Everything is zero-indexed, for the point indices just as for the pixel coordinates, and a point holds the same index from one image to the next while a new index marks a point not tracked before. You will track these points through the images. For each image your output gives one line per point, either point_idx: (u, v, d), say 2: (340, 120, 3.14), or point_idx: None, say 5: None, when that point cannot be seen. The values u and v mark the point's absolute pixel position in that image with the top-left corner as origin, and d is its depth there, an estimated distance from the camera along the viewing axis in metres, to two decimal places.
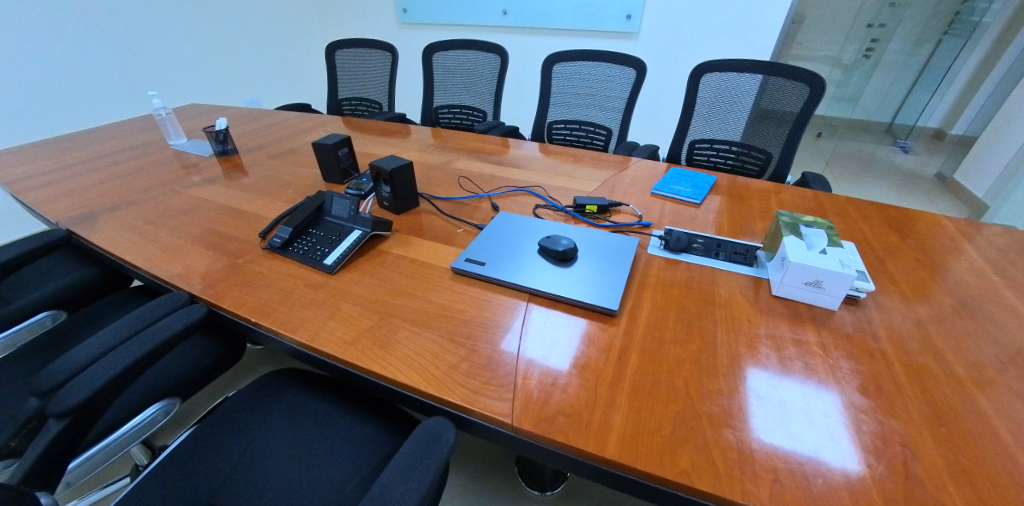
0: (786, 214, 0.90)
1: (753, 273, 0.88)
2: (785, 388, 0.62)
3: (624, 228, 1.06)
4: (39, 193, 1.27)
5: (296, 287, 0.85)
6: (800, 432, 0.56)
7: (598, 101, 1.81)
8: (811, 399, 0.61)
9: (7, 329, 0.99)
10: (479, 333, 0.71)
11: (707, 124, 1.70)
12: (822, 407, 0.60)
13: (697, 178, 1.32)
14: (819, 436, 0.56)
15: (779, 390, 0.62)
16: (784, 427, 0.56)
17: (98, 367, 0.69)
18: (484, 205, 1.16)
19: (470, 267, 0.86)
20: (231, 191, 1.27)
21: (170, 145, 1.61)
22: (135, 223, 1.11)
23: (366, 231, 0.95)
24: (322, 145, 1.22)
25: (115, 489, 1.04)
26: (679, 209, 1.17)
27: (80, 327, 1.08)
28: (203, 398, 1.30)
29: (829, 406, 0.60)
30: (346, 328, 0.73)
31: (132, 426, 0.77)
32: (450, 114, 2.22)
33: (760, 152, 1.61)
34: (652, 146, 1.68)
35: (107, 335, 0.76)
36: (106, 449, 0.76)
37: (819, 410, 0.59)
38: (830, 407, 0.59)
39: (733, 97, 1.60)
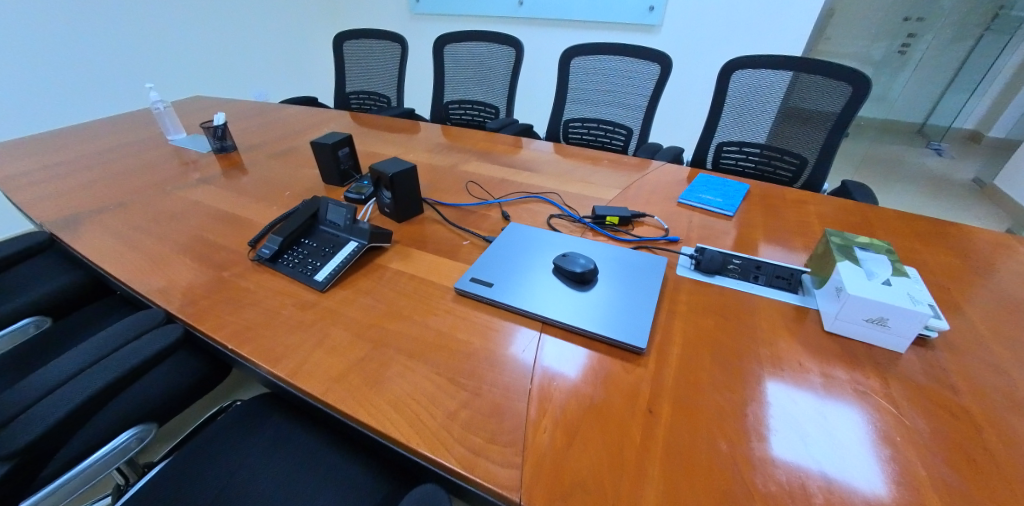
0: (835, 234, 0.80)
1: (798, 302, 0.77)
2: (807, 405, 0.57)
3: (648, 243, 0.95)
4: (30, 192, 1.21)
5: (281, 305, 0.77)
6: (821, 448, 0.52)
7: (618, 99, 1.69)
8: (831, 415, 0.56)
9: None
10: (484, 372, 0.61)
11: (736, 125, 1.56)
12: (843, 421, 0.55)
13: (726, 186, 1.21)
14: (846, 456, 0.51)
15: (799, 403, 0.57)
16: (807, 444, 0.52)
17: (51, 403, 0.62)
18: (494, 213, 1.07)
19: (476, 288, 0.77)
20: (227, 193, 1.19)
21: (169, 140, 1.54)
22: (123, 227, 1.04)
23: (362, 243, 0.86)
24: (321, 146, 1.13)
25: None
26: (707, 221, 1.06)
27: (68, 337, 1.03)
28: (191, 412, 1.28)
29: (852, 422, 0.55)
30: (333, 359, 0.64)
31: (101, 456, 0.72)
32: (460, 110, 2.13)
33: (792, 156, 1.48)
34: (676, 148, 1.56)
35: (72, 361, 0.69)
36: (72, 480, 0.70)
37: (840, 426, 0.55)
38: (854, 424, 0.55)
39: (764, 96, 1.47)
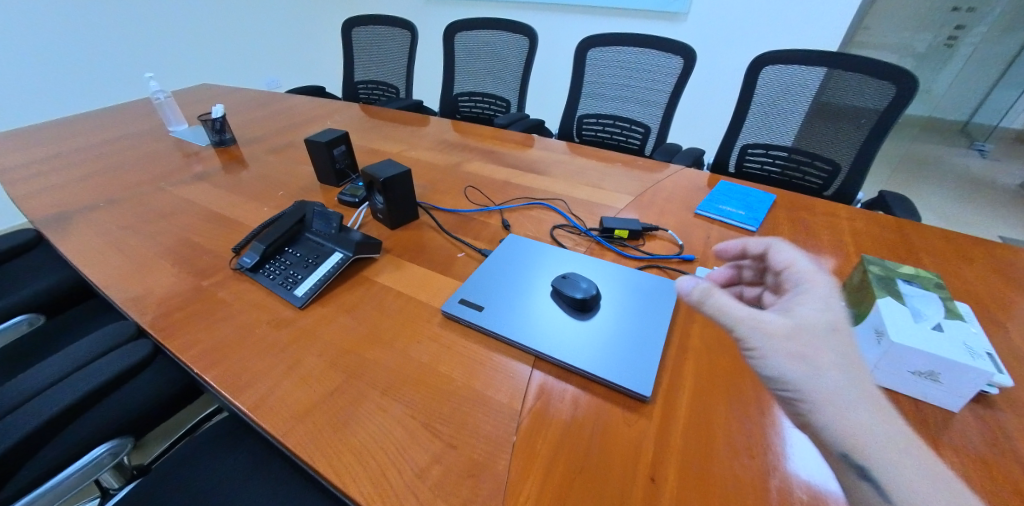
0: (875, 263, 0.70)
1: None
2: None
3: (660, 262, 0.87)
4: (26, 185, 1.18)
5: (256, 323, 0.72)
6: None
7: (636, 94, 1.57)
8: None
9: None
10: (464, 418, 0.55)
11: (763, 127, 1.43)
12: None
13: (750, 196, 1.11)
14: None
15: None
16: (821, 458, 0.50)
17: (20, 417, 0.61)
18: (493, 221, 0.99)
19: (465, 312, 0.70)
20: (220, 190, 1.15)
21: (170, 132, 1.50)
22: (110, 226, 1.00)
23: (347, 255, 0.80)
24: (314, 143, 1.07)
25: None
26: (727, 236, 0.96)
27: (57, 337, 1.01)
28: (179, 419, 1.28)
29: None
30: (303, 391, 0.59)
31: (71, 472, 0.69)
32: (470, 102, 2.04)
33: (824, 162, 1.36)
34: (697, 150, 1.45)
35: (38, 376, 0.67)
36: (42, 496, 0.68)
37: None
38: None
39: (797, 95, 1.33)
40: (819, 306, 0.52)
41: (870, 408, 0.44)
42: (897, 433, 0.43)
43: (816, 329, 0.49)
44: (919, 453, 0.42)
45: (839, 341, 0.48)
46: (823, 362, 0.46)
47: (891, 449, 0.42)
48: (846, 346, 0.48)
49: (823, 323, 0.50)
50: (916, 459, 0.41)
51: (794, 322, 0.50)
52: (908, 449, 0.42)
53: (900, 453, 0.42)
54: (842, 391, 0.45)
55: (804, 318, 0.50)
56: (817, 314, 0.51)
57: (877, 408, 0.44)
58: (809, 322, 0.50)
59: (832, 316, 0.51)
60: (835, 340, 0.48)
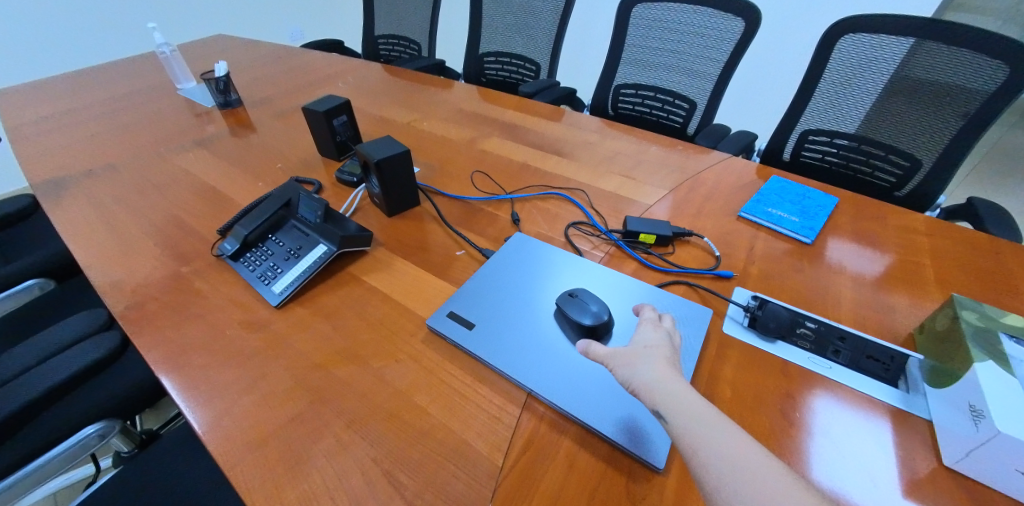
0: (970, 308, 0.56)
1: (901, 401, 0.55)
2: (835, 417, 0.53)
3: (689, 277, 0.74)
4: (31, 143, 1.15)
5: (229, 322, 0.65)
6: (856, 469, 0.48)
7: (684, 63, 1.36)
8: (856, 426, 0.52)
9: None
10: (433, 472, 0.47)
11: (830, 110, 1.18)
12: (870, 436, 0.51)
13: (808, 197, 0.93)
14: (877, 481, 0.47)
15: (850, 427, 0.52)
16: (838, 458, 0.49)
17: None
18: (501, 214, 0.88)
19: (454, 330, 0.62)
20: (218, 159, 1.08)
21: (178, 89, 1.43)
22: (103, 195, 0.96)
23: (332, 249, 0.72)
24: (312, 112, 0.97)
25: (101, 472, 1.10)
26: (775, 247, 0.81)
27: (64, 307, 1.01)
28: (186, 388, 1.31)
29: (881, 437, 0.51)
30: (262, 414, 0.53)
31: (58, 454, 0.69)
32: (496, 64, 1.86)
33: (901, 156, 1.13)
34: (748, 134, 1.26)
35: (7, 363, 0.64)
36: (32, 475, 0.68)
37: (866, 440, 0.51)
38: (882, 439, 0.51)
39: (878, 74, 1.08)
40: (655, 329, 0.49)
41: (704, 429, 0.38)
42: (739, 450, 0.37)
43: (645, 351, 0.45)
44: (764, 475, 0.35)
45: (665, 360, 0.44)
46: (651, 383, 0.42)
47: (727, 470, 0.36)
48: (671, 365, 0.44)
49: (651, 344, 0.47)
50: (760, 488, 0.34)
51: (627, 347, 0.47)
52: (750, 472, 0.35)
53: (737, 475, 0.35)
54: (674, 413, 0.40)
55: (642, 340, 0.47)
56: (647, 334, 0.48)
57: (715, 426, 0.39)
58: (644, 346, 0.46)
59: (665, 339, 0.48)
60: (664, 363, 0.44)
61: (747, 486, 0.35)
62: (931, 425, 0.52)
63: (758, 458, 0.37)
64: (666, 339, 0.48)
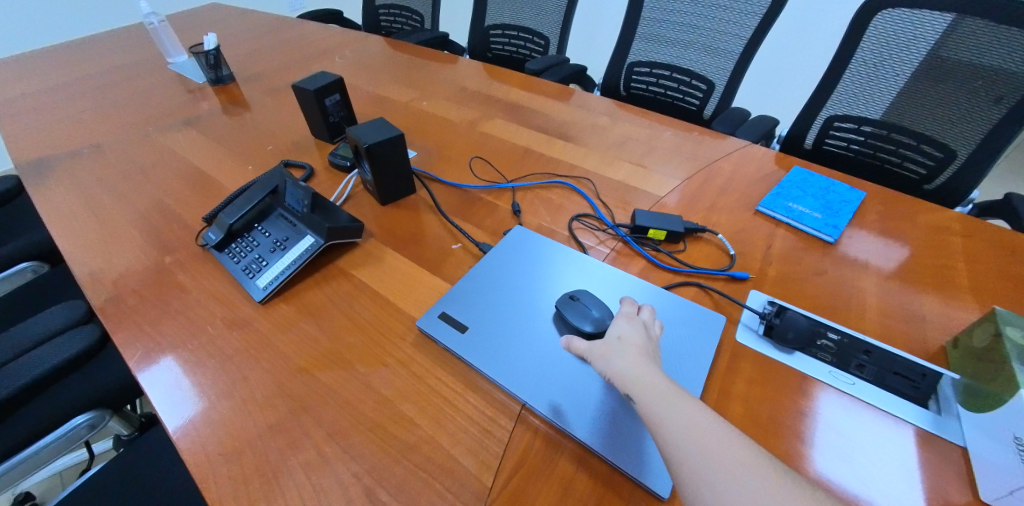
0: (1015, 325, 0.50)
1: (932, 424, 0.50)
2: (858, 418, 0.51)
3: (701, 278, 0.69)
4: (17, 120, 1.11)
5: (210, 319, 0.62)
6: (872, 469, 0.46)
7: (703, 39, 1.26)
8: (878, 427, 0.50)
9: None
10: (416, 492, 0.44)
11: (859, 95, 1.09)
12: (891, 439, 0.49)
13: (833, 191, 0.87)
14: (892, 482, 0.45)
15: (871, 428, 0.50)
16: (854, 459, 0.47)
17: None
18: (502, 204, 0.83)
19: (445, 333, 0.58)
20: (207, 140, 1.03)
21: (169, 63, 1.37)
22: (87, 177, 0.92)
23: (319, 241, 0.68)
24: (302, 91, 0.91)
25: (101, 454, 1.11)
26: (794, 246, 0.76)
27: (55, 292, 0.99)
28: None
29: (904, 445, 0.48)
30: (239, 422, 0.50)
31: (47, 444, 0.66)
32: (503, 37, 1.76)
33: (933, 146, 1.05)
34: (770, 119, 1.18)
35: None
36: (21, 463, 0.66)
37: (886, 443, 0.48)
38: (905, 447, 0.48)
39: (914, 54, 0.99)
40: (630, 320, 0.49)
41: (670, 411, 0.39)
42: (700, 426, 0.38)
43: (617, 342, 0.46)
44: (721, 449, 0.36)
45: (636, 348, 0.44)
46: (622, 373, 0.42)
47: (687, 445, 0.37)
48: (643, 353, 0.44)
49: (624, 335, 0.46)
50: (716, 462, 0.35)
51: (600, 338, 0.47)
52: (708, 446, 0.36)
53: (694, 447, 0.36)
54: (644, 401, 0.40)
55: (615, 331, 0.47)
56: (621, 325, 0.47)
57: (680, 404, 0.39)
58: (616, 337, 0.46)
59: (639, 330, 0.47)
60: (636, 353, 0.44)
61: (704, 458, 0.35)
62: (966, 452, 0.47)
63: (717, 432, 0.37)
64: (641, 330, 0.47)
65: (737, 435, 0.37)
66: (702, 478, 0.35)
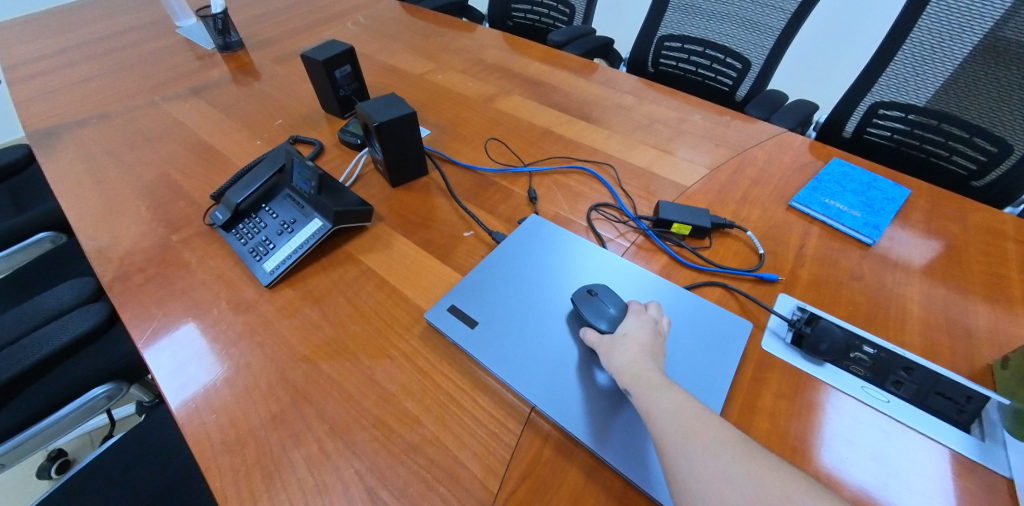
0: None
1: (975, 449, 0.46)
2: (893, 433, 0.48)
3: (726, 279, 0.65)
4: (27, 86, 1.10)
5: (215, 301, 0.61)
6: (898, 480, 0.44)
7: (742, 12, 1.16)
8: (914, 444, 0.47)
9: (3, 250, 0.92)
10: (420, 496, 0.43)
11: (908, 81, 1.00)
12: (926, 455, 0.46)
13: (876, 187, 0.80)
14: (918, 495, 0.43)
15: (906, 443, 0.47)
16: (882, 469, 0.45)
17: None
18: (517, 189, 0.79)
19: (454, 328, 0.55)
20: (215, 111, 1.00)
21: (177, 28, 1.33)
22: (94, 147, 0.90)
23: (326, 225, 0.65)
24: (311, 62, 0.86)
25: (126, 416, 1.15)
26: (830, 247, 0.70)
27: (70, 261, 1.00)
28: None
29: (941, 464, 0.45)
30: (240, 411, 0.49)
31: (65, 415, 0.68)
32: (524, 6, 1.66)
33: (988, 140, 0.96)
34: (810, 104, 1.09)
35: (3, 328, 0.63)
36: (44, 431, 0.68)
37: (921, 459, 0.46)
38: (942, 466, 0.45)
39: (970, 37, 0.90)
40: (639, 316, 0.48)
41: (653, 394, 0.40)
42: (687, 412, 0.38)
43: (621, 338, 0.46)
44: (703, 430, 0.37)
45: (638, 345, 0.45)
46: (622, 367, 0.43)
47: (671, 428, 0.37)
48: (645, 351, 0.44)
49: (629, 332, 0.47)
50: (698, 443, 0.36)
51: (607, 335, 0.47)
52: (692, 428, 0.37)
53: (677, 429, 0.37)
54: (637, 393, 0.41)
55: (622, 327, 0.47)
56: (628, 322, 0.47)
57: (670, 392, 0.40)
58: (623, 334, 0.47)
59: (647, 328, 0.47)
60: (638, 351, 0.44)
61: (684, 439, 0.36)
62: (1011, 484, 0.44)
63: (703, 418, 0.38)
64: (649, 327, 0.47)
65: (725, 422, 0.38)
66: (681, 453, 0.36)
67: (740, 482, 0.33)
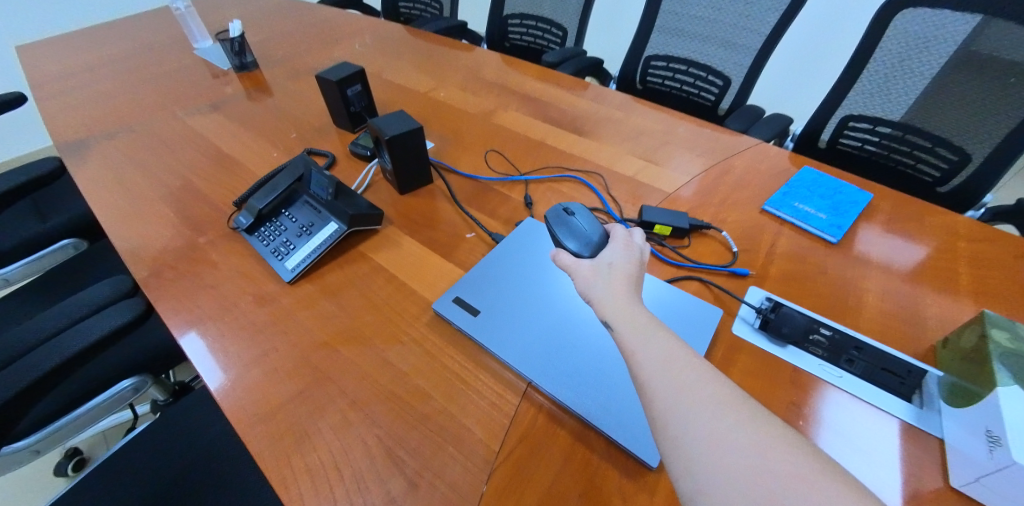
0: (998, 324, 0.52)
1: (913, 414, 0.53)
2: (848, 405, 0.54)
3: (703, 274, 0.72)
4: (55, 102, 1.17)
5: (242, 295, 0.67)
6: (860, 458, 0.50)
7: (723, 35, 1.25)
8: (867, 415, 0.53)
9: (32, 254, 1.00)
10: (431, 455, 0.49)
11: (878, 95, 1.08)
12: (879, 430, 0.52)
13: (842, 193, 0.88)
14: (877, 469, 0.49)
15: (863, 422, 0.53)
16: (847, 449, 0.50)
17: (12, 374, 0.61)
18: (514, 195, 0.86)
19: (458, 316, 0.62)
20: (234, 125, 1.07)
21: (195, 48, 1.41)
22: (122, 158, 0.97)
23: (342, 227, 0.72)
24: (326, 81, 0.94)
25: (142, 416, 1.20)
26: (799, 246, 0.77)
27: (93, 265, 1.06)
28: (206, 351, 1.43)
29: (889, 434, 0.52)
30: (270, 387, 0.55)
31: (99, 401, 0.74)
32: (521, 27, 1.76)
33: (949, 149, 1.04)
34: (784, 116, 1.18)
35: (47, 322, 0.69)
36: (75, 421, 0.74)
37: (877, 435, 0.52)
38: (890, 435, 0.52)
39: (932, 54, 0.98)
40: (625, 248, 0.50)
41: (644, 337, 0.40)
42: (678, 361, 0.39)
43: (606, 267, 0.47)
44: (700, 384, 0.37)
45: (623, 276, 0.46)
46: (604, 297, 0.44)
47: (662, 374, 0.38)
48: (628, 282, 0.45)
49: (614, 262, 0.48)
50: (692, 399, 0.36)
51: (591, 263, 0.48)
52: (685, 379, 0.37)
53: (671, 380, 0.37)
54: (622, 325, 0.41)
55: (607, 257, 0.48)
56: (614, 253, 0.48)
57: (659, 336, 0.40)
58: (607, 263, 0.48)
59: (632, 259, 0.48)
60: (621, 280, 0.45)
61: (678, 389, 0.36)
62: (941, 443, 0.50)
63: (697, 369, 0.38)
64: (633, 260, 0.48)
65: (719, 378, 0.38)
66: (675, 405, 0.36)
67: (732, 429, 0.34)
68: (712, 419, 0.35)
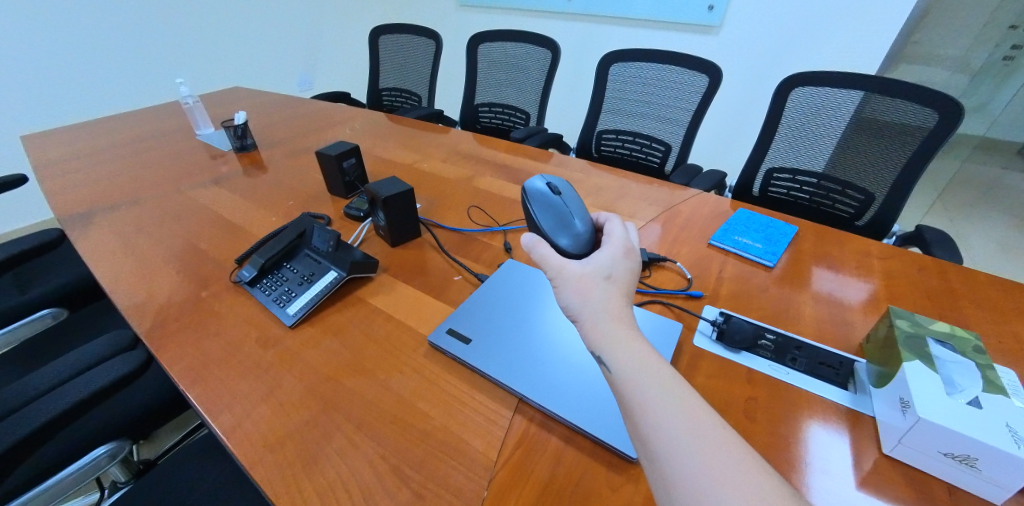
0: (903, 315, 0.63)
1: (849, 400, 0.62)
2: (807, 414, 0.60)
3: (664, 297, 0.82)
4: (58, 181, 1.24)
5: (246, 340, 0.72)
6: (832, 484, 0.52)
7: (661, 112, 1.50)
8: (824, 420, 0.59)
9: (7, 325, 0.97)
10: (434, 466, 0.53)
11: (792, 151, 1.31)
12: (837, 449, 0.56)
13: (772, 227, 1.03)
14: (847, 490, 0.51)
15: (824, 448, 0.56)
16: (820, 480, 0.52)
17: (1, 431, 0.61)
18: (495, 243, 0.97)
19: (452, 345, 0.68)
20: (233, 196, 1.17)
21: (197, 135, 1.55)
22: (124, 227, 1.03)
23: (341, 274, 0.80)
24: (325, 155, 1.07)
25: None
26: (743, 271, 0.90)
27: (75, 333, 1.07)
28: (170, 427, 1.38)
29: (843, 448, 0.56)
30: (277, 418, 0.59)
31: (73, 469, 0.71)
32: (490, 113, 2.02)
33: (857, 191, 1.25)
34: (719, 172, 1.38)
35: (41, 380, 0.70)
36: (44, 493, 0.71)
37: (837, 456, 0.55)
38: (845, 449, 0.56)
39: (827, 120, 1.22)
40: (624, 257, 0.55)
41: (660, 392, 0.41)
42: (703, 425, 0.39)
43: (605, 280, 0.51)
44: (727, 443, 0.38)
45: (619, 291, 0.51)
46: (610, 328, 0.47)
47: (687, 433, 0.38)
48: (623, 297, 0.50)
49: (612, 275, 0.52)
50: (709, 451, 0.37)
51: (585, 272, 0.52)
52: (706, 433, 0.38)
53: (698, 436, 0.38)
54: (630, 361, 0.44)
55: (605, 271, 0.52)
56: (613, 266, 0.53)
57: (679, 389, 0.42)
58: (606, 274, 0.52)
59: (627, 271, 0.53)
60: (618, 297, 0.50)
61: (697, 446, 0.37)
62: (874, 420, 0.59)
63: (722, 430, 0.39)
64: (629, 274, 0.53)
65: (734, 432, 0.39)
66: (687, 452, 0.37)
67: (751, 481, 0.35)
68: (696, 416, 0.40)
